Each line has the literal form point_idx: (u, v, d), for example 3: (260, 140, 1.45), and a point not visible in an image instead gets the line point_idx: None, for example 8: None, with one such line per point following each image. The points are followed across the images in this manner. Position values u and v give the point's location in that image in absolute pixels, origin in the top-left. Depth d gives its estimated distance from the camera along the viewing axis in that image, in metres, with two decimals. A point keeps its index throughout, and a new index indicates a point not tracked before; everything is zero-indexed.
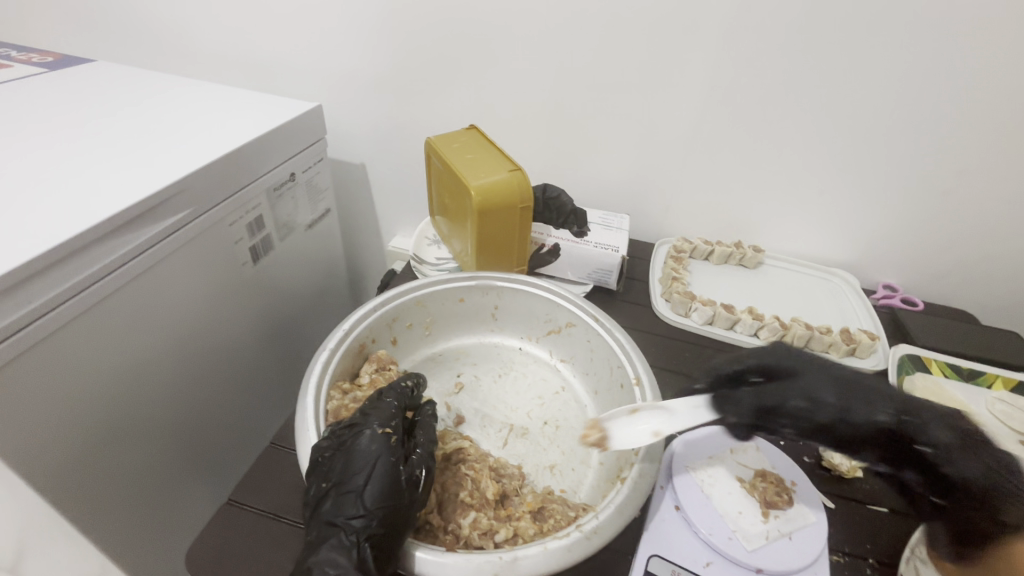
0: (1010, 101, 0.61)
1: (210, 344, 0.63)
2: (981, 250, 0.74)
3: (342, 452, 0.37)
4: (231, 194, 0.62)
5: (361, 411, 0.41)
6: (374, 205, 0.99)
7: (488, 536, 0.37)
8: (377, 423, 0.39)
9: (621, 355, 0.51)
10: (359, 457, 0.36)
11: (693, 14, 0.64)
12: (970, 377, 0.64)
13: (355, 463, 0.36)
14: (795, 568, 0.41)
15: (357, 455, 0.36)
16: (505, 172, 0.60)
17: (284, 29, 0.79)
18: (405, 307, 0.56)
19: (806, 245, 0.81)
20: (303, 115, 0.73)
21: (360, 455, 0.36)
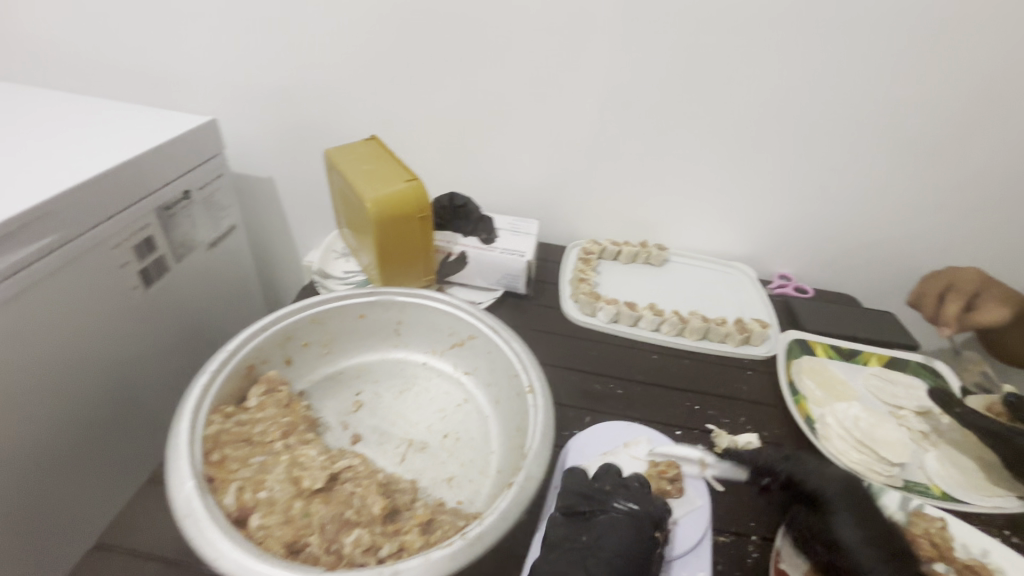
0: (865, 102, 0.67)
1: (91, 378, 0.58)
2: (857, 238, 0.81)
3: (590, 534, 0.41)
4: (113, 214, 0.58)
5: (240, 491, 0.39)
6: (286, 220, 0.96)
7: (370, 553, 0.37)
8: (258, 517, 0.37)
9: (516, 364, 0.52)
10: (607, 537, 0.40)
11: (582, 23, 0.67)
12: (850, 356, 0.69)
13: (611, 539, 0.40)
14: (677, 553, 0.43)
15: (614, 531, 0.41)
16: (402, 183, 0.59)
17: (172, 40, 0.75)
18: (299, 325, 0.54)
19: (707, 241, 0.85)
20: (195, 130, 0.69)
21: (615, 532, 0.41)
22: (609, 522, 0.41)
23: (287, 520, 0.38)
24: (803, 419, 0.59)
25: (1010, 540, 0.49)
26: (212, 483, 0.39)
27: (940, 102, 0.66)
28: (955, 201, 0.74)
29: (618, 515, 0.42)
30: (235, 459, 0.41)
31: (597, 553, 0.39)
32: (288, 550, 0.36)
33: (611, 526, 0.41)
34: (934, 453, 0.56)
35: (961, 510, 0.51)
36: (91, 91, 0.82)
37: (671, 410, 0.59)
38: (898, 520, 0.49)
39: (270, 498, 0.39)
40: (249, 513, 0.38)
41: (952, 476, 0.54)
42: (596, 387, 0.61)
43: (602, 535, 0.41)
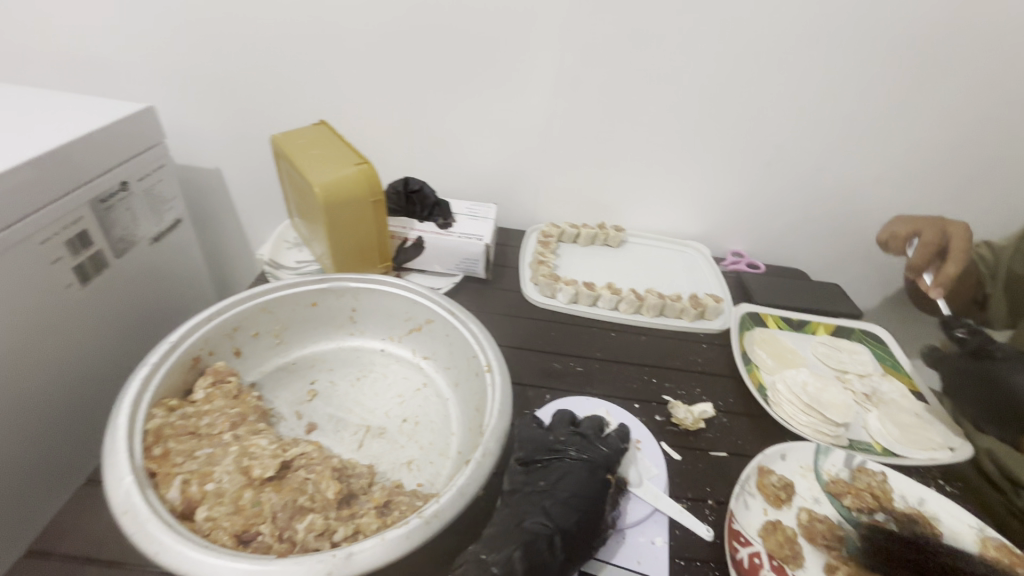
0: (806, 81, 0.70)
1: (22, 381, 0.54)
2: (804, 215, 0.84)
3: (545, 478, 0.44)
4: (39, 207, 0.54)
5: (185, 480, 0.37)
6: (236, 212, 0.93)
7: (324, 537, 0.36)
8: (203, 510, 0.36)
9: (474, 345, 0.52)
10: (564, 481, 0.44)
11: (531, 4, 0.66)
12: (799, 326, 0.72)
13: (569, 483, 0.44)
14: (634, 521, 0.45)
15: (570, 475, 0.44)
16: (351, 167, 0.58)
17: (99, 23, 0.71)
18: (247, 315, 0.52)
19: (662, 221, 0.87)
20: (130, 117, 0.66)
21: (570, 477, 0.44)
22: (564, 469, 0.45)
23: (236, 510, 0.37)
24: (756, 387, 0.61)
25: (944, 489, 0.52)
26: (154, 478, 0.38)
27: (873, 81, 0.69)
28: (891, 176, 0.78)
29: (575, 462, 0.46)
30: (180, 452, 0.40)
31: (554, 494, 0.43)
32: (238, 540, 0.35)
33: (566, 473, 0.45)
34: (876, 413, 0.59)
35: (901, 463, 0.54)
36: (12, 80, 0.77)
37: (629, 385, 0.60)
38: (842, 476, 0.51)
39: (217, 489, 0.38)
40: (195, 505, 0.37)
41: (892, 433, 0.57)
42: (556, 365, 0.61)
43: (559, 479, 0.44)
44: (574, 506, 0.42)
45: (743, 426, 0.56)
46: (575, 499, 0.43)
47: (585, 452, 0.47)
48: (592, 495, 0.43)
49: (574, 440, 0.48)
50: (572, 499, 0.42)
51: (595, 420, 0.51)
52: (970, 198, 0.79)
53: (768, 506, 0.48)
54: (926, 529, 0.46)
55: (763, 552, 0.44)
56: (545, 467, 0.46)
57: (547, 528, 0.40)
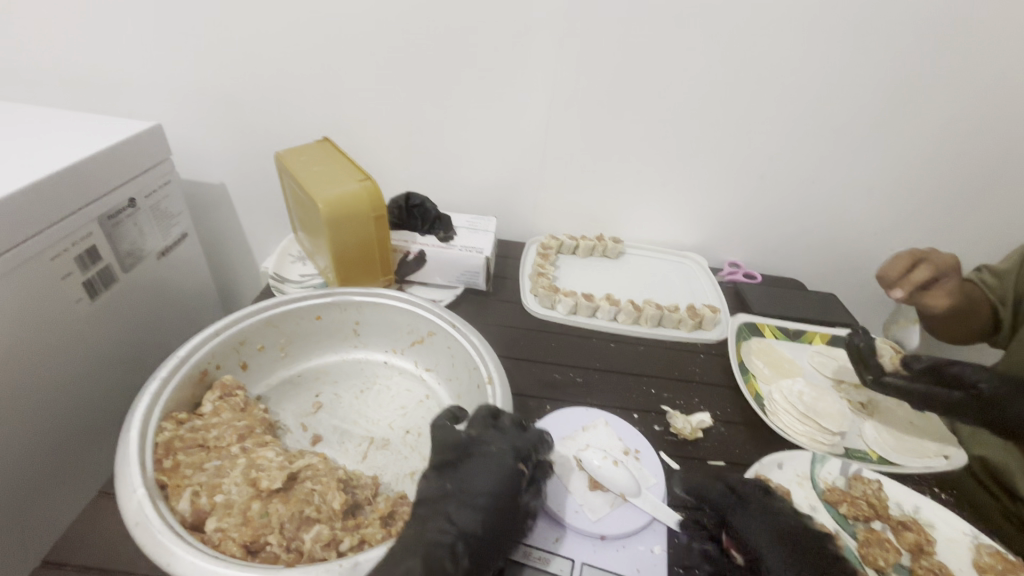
0: (796, 95, 0.72)
1: (34, 394, 0.55)
2: (799, 225, 0.85)
3: (455, 477, 0.41)
4: (51, 223, 0.55)
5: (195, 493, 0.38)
6: (241, 226, 0.94)
7: (331, 547, 0.37)
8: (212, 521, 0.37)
9: (475, 357, 0.53)
10: (474, 481, 0.40)
11: (528, 23, 0.68)
12: (795, 336, 0.73)
13: (479, 482, 0.40)
14: (634, 529, 0.45)
15: (483, 472, 0.41)
16: (355, 183, 0.60)
17: (109, 44, 0.73)
18: (253, 329, 0.54)
19: (660, 233, 0.89)
20: (139, 135, 0.67)
21: (481, 475, 0.41)
22: (475, 466, 0.41)
23: (244, 521, 0.37)
24: (753, 397, 0.62)
25: (939, 496, 0.52)
26: (164, 490, 0.39)
27: (864, 95, 0.71)
28: (883, 187, 0.79)
29: (486, 457, 0.42)
30: (189, 464, 0.41)
31: (460, 496, 0.39)
32: (246, 551, 0.36)
33: (477, 469, 0.41)
34: (871, 422, 0.60)
35: (898, 471, 0.54)
36: (23, 99, 0.79)
37: (628, 395, 0.61)
38: (838, 484, 0.52)
39: (226, 500, 0.39)
40: (205, 517, 0.38)
41: (888, 441, 0.58)
42: (556, 375, 0.62)
43: (468, 479, 0.41)
44: (479, 506, 0.39)
45: (741, 435, 0.57)
46: (486, 499, 0.39)
47: (496, 446, 0.43)
48: (503, 493, 0.40)
49: (484, 434, 0.44)
50: (477, 500, 0.39)
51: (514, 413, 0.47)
52: (961, 208, 0.80)
53: None
54: (921, 535, 0.47)
55: None
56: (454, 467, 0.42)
57: (449, 534, 0.36)
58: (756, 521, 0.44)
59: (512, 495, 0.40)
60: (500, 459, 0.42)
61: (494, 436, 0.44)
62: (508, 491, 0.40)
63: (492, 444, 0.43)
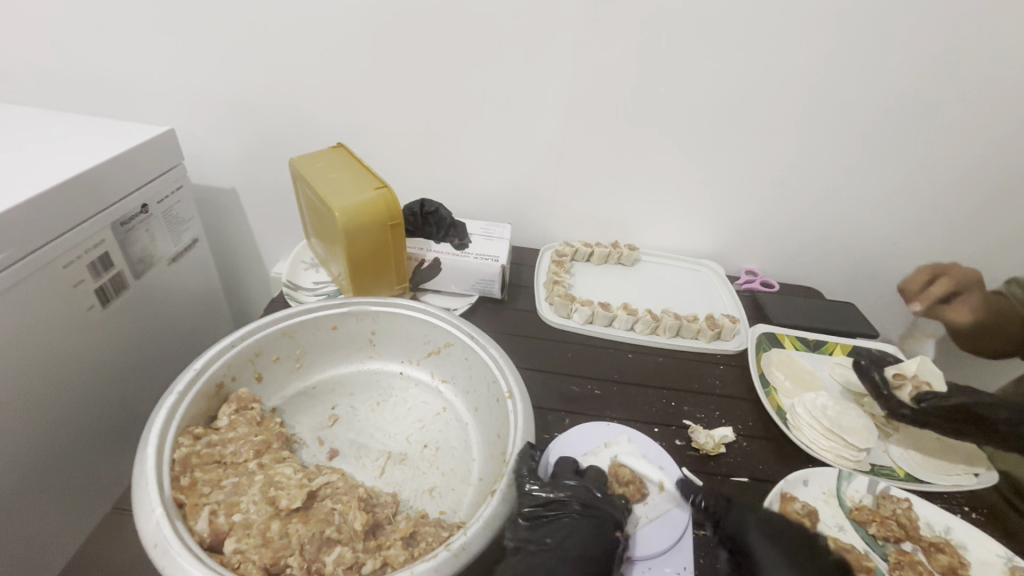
0: (817, 102, 0.70)
1: (47, 404, 0.55)
2: (817, 233, 0.84)
3: (552, 536, 0.40)
4: (64, 230, 0.55)
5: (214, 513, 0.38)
6: (252, 231, 0.94)
7: (353, 570, 0.36)
8: (231, 543, 0.36)
9: (494, 370, 0.52)
10: (572, 539, 0.40)
11: (545, 28, 0.67)
12: (816, 347, 0.72)
13: (581, 543, 0.40)
14: (659, 551, 0.45)
15: (582, 532, 0.40)
16: (371, 191, 0.59)
17: (120, 48, 0.72)
18: (269, 340, 0.53)
19: (675, 240, 0.88)
20: (151, 140, 0.67)
21: (580, 534, 0.40)
22: (574, 525, 0.41)
23: (264, 543, 0.37)
24: (775, 410, 0.61)
25: (969, 516, 0.51)
26: (182, 509, 0.38)
27: (888, 102, 0.70)
28: (905, 194, 0.78)
29: (585, 518, 0.41)
30: (207, 481, 0.40)
31: (559, 558, 0.39)
32: (266, 573, 0.35)
33: (573, 528, 0.41)
34: (896, 437, 0.59)
35: (926, 489, 0.53)
36: (34, 103, 0.78)
37: (648, 408, 0.59)
38: (866, 503, 0.51)
39: (245, 520, 0.38)
40: (223, 537, 0.37)
41: (914, 457, 0.56)
42: (574, 387, 0.61)
43: (567, 536, 0.40)
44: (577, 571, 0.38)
45: (763, 450, 0.56)
46: (585, 564, 0.39)
47: (596, 507, 0.42)
48: (603, 556, 0.39)
49: (582, 491, 0.43)
50: (577, 563, 0.39)
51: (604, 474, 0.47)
52: (984, 216, 0.79)
53: None
54: (953, 558, 0.46)
55: None
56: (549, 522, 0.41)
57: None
58: (771, 550, 0.43)
59: (610, 560, 0.40)
60: (603, 521, 0.41)
61: (590, 495, 0.43)
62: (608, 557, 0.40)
63: (594, 504, 0.42)
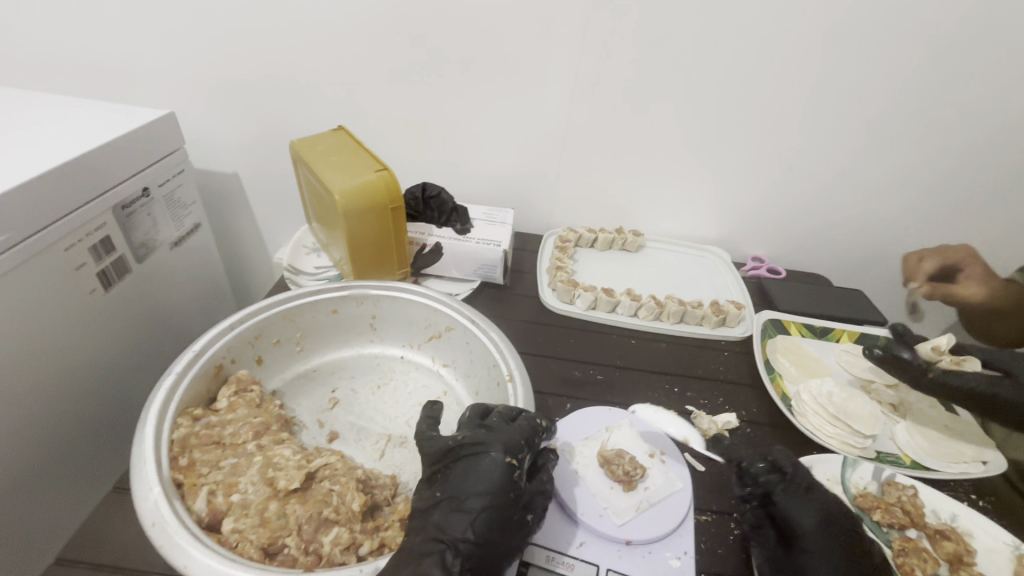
0: (829, 84, 0.68)
1: (50, 386, 0.55)
2: (826, 219, 0.82)
3: (446, 484, 0.38)
4: (65, 213, 0.54)
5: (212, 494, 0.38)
6: (255, 217, 0.93)
7: (350, 551, 0.36)
8: (229, 523, 0.36)
9: (495, 353, 0.51)
10: (464, 482, 0.37)
11: (550, 8, 0.66)
12: (822, 334, 0.70)
13: (475, 482, 0.37)
14: (660, 535, 0.44)
15: (474, 472, 0.38)
16: (371, 173, 0.58)
17: (119, 30, 0.71)
18: (269, 322, 0.52)
19: (680, 226, 0.86)
20: (152, 123, 0.66)
21: (472, 475, 0.38)
22: (465, 467, 0.38)
23: (262, 523, 0.37)
24: (780, 397, 0.60)
25: (977, 504, 0.50)
26: (180, 488, 0.38)
27: (903, 83, 0.68)
28: (919, 179, 0.76)
29: (475, 457, 0.39)
30: (205, 462, 0.40)
31: (451, 503, 0.37)
32: (264, 553, 0.35)
33: (468, 473, 0.38)
34: (903, 424, 0.58)
35: (932, 477, 0.52)
36: (36, 86, 0.78)
37: (650, 394, 0.59)
38: (871, 489, 0.50)
39: (243, 500, 0.38)
40: (222, 517, 0.37)
41: (922, 445, 0.56)
42: (576, 373, 0.60)
43: (462, 482, 0.37)
44: (470, 509, 0.36)
45: (767, 437, 0.55)
46: (479, 501, 0.36)
47: (482, 444, 0.39)
48: (494, 493, 0.37)
49: (472, 434, 0.40)
50: (470, 504, 0.36)
51: (505, 407, 0.43)
52: (1000, 202, 0.77)
53: None
54: (959, 545, 0.45)
55: None
56: (446, 473, 0.39)
57: (439, 543, 0.35)
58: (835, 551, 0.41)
59: (504, 496, 0.37)
60: (489, 456, 0.38)
61: (482, 434, 0.40)
62: (501, 494, 0.37)
63: (479, 442, 0.39)
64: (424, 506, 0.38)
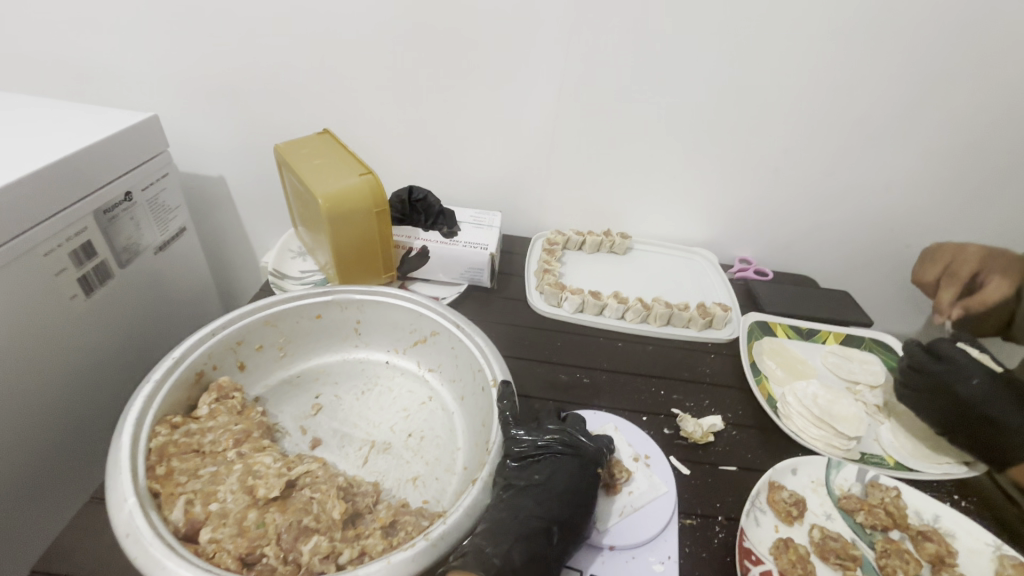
0: (813, 87, 0.69)
1: (25, 395, 0.54)
2: (812, 221, 0.83)
3: (540, 472, 0.42)
4: (44, 218, 0.54)
5: (186, 504, 0.37)
6: (241, 221, 0.93)
7: (330, 560, 0.35)
8: (206, 534, 0.36)
9: (480, 358, 0.51)
10: (556, 475, 0.42)
11: (535, 11, 0.66)
12: (808, 335, 0.71)
13: (566, 477, 0.42)
14: (644, 540, 0.44)
15: (563, 467, 0.42)
16: (355, 177, 0.57)
17: (101, 32, 0.71)
18: (252, 328, 0.52)
19: (668, 229, 0.87)
20: (133, 127, 0.65)
21: (561, 470, 0.42)
22: (555, 462, 0.43)
23: (240, 532, 0.36)
24: (765, 399, 0.60)
25: (958, 504, 0.51)
26: (157, 498, 0.37)
27: (885, 87, 0.68)
28: (903, 181, 0.77)
29: (567, 455, 0.43)
30: (183, 471, 0.40)
31: (549, 489, 0.41)
32: (242, 563, 0.35)
33: (559, 466, 0.43)
34: (888, 426, 0.59)
35: (914, 478, 0.53)
36: (16, 89, 0.77)
37: (637, 397, 0.59)
38: (855, 491, 0.51)
39: (221, 510, 0.37)
40: (199, 527, 0.37)
41: (905, 446, 0.56)
42: (562, 376, 0.60)
43: (555, 473, 0.42)
44: (567, 499, 0.40)
45: (752, 440, 0.55)
46: (570, 493, 0.41)
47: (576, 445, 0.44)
48: (584, 488, 0.42)
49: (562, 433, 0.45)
50: (566, 494, 0.41)
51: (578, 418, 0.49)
52: (982, 205, 0.78)
53: (780, 523, 0.47)
54: (942, 546, 0.45)
55: (774, 570, 0.43)
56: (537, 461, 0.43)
57: (545, 523, 0.38)
58: None
59: (594, 492, 0.42)
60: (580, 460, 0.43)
61: (569, 436, 0.45)
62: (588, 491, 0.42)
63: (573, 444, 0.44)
64: (518, 487, 0.41)
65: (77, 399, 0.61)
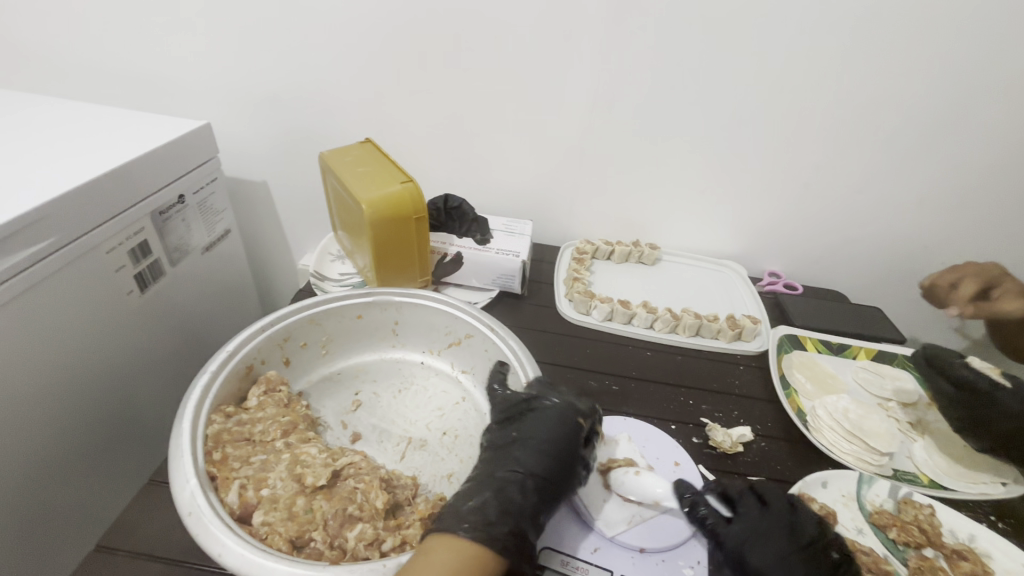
0: (845, 103, 0.69)
1: (86, 384, 0.57)
2: (844, 236, 0.83)
3: (521, 427, 0.45)
4: (109, 217, 0.58)
5: (240, 488, 0.40)
6: (281, 224, 0.97)
7: (374, 547, 0.37)
8: (258, 518, 0.38)
9: (513, 362, 0.53)
10: (539, 428, 0.44)
11: (569, 26, 0.68)
12: (839, 350, 0.70)
13: (544, 429, 0.44)
14: (672, 545, 0.45)
15: (542, 421, 0.45)
16: (397, 184, 0.60)
17: (161, 45, 0.75)
18: (298, 326, 0.55)
19: (697, 240, 0.87)
20: (189, 133, 0.69)
21: (543, 424, 0.44)
22: (539, 416, 0.45)
23: (290, 517, 0.38)
24: (795, 412, 0.60)
25: (996, 525, 0.50)
26: (214, 481, 0.40)
27: (918, 103, 0.68)
28: (938, 197, 0.76)
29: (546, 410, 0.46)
30: (237, 457, 0.42)
31: (529, 442, 0.43)
32: (292, 545, 0.37)
33: (539, 420, 0.45)
34: (921, 443, 0.58)
35: (949, 496, 0.52)
36: (82, 98, 0.82)
37: (665, 405, 0.60)
38: (887, 507, 0.50)
39: (272, 495, 0.40)
40: (252, 510, 0.39)
41: (939, 464, 0.55)
42: (591, 382, 0.62)
43: (532, 426, 0.45)
44: (545, 451, 0.43)
45: (781, 451, 0.56)
46: (549, 444, 0.43)
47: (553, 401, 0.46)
48: (564, 442, 0.44)
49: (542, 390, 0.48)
50: (547, 446, 0.43)
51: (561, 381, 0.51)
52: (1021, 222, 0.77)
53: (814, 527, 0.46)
54: (977, 565, 0.45)
55: None
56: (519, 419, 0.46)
57: (518, 473, 0.41)
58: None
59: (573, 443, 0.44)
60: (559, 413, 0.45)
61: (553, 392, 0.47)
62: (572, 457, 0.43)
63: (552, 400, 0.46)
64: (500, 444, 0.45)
65: (132, 388, 0.64)
